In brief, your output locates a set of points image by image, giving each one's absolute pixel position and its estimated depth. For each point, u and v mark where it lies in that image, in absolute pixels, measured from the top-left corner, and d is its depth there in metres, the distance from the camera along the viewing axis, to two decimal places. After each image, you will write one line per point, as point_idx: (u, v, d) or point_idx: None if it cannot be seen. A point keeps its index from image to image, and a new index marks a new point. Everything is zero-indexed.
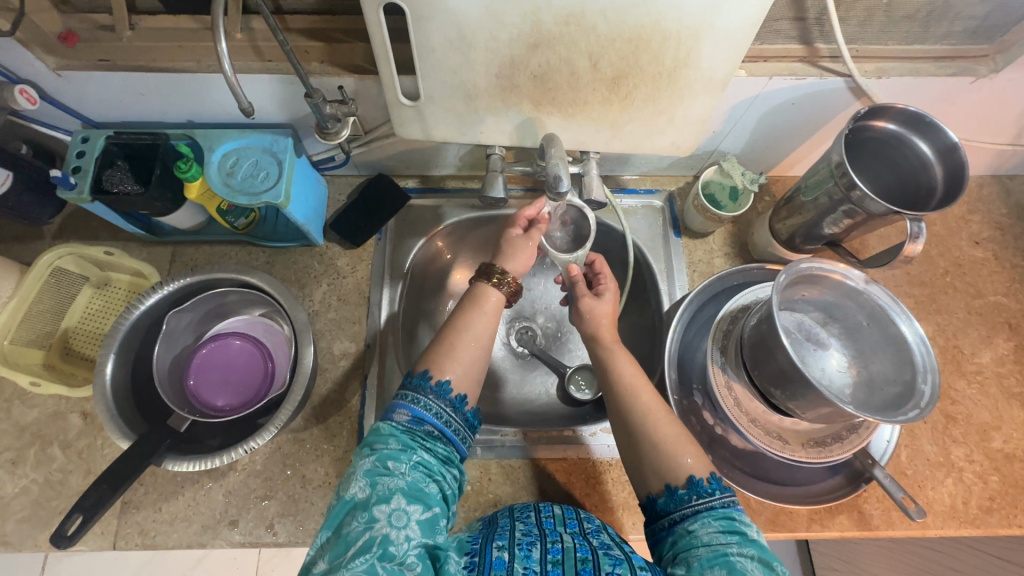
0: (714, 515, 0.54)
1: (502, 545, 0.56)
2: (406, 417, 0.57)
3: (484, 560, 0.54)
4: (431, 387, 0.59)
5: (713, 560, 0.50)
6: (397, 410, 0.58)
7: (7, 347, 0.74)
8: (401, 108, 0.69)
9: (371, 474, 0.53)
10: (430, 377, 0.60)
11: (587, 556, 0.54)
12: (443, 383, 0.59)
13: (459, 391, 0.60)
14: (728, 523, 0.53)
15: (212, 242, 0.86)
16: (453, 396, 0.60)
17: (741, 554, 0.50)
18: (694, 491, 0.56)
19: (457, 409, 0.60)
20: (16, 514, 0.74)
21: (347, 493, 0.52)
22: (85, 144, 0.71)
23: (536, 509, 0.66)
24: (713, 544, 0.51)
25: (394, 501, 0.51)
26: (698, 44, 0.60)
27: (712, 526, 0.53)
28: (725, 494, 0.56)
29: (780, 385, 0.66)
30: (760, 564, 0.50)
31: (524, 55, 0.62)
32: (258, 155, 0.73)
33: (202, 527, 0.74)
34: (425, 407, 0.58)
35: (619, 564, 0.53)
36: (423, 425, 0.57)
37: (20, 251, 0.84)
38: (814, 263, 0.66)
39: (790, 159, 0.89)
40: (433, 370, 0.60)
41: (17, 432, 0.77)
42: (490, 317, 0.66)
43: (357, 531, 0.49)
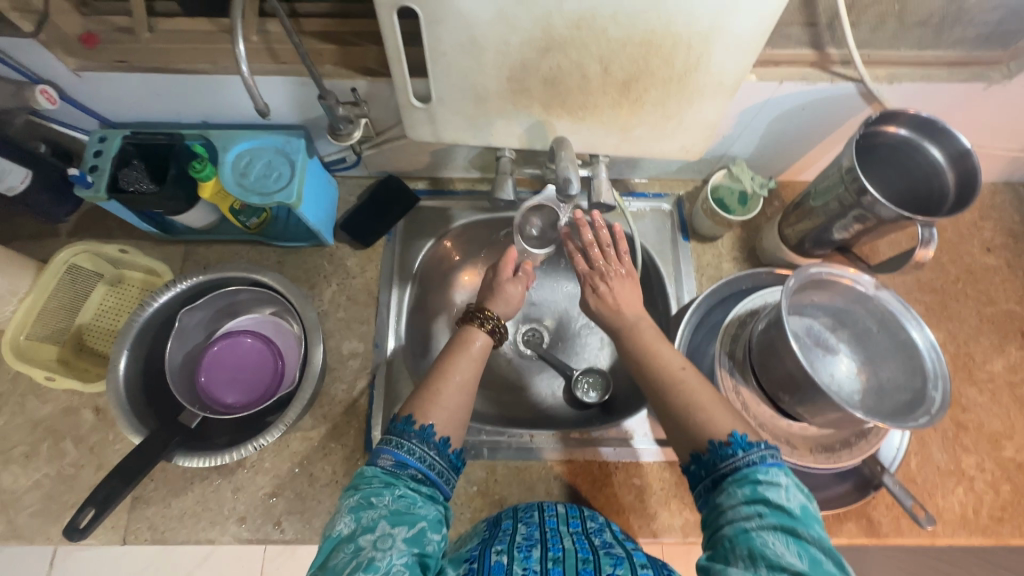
0: (738, 483, 0.52)
1: (502, 549, 0.56)
2: (389, 461, 0.57)
3: (484, 565, 0.54)
4: (415, 432, 0.59)
5: (735, 538, 0.49)
6: (381, 455, 0.57)
7: (22, 342, 0.76)
8: (413, 111, 0.70)
9: (355, 509, 0.53)
10: (413, 422, 0.59)
11: (589, 557, 0.54)
12: (426, 428, 0.59)
13: (442, 433, 0.60)
14: (753, 490, 0.51)
15: (225, 241, 0.87)
16: (436, 440, 0.59)
17: (761, 528, 0.48)
18: (716, 456, 0.54)
19: (440, 452, 0.59)
20: (28, 507, 0.75)
21: (333, 530, 0.53)
22: (103, 144, 0.72)
23: (539, 508, 0.66)
24: (735, 520, 0.50)
25: (379, 528, 0.51)
26: (709, 48, 0.60)
27: (736, 498, 0.51)
28: (751, 453, 0.53)
29: (789, 390, 0.65)
30: (783, 534, 0.48)
31: (536, 59, 0.62)
32: (271, 156, 0.74)
33: (210, 523, 0.75)
34: (408, 452, 0.58)
35: (621, 564, 0.53)
36: (406, 468, 0.57)
37: (35, 248, 0.85)
38: (824, 267, 0.66)
39: (799, 164, 0.88)
40: (416, 415, 0.60)
41: (31, 426, 0.79)
42: (479, 362, 0.67)
43: (344, 561, 0.49)
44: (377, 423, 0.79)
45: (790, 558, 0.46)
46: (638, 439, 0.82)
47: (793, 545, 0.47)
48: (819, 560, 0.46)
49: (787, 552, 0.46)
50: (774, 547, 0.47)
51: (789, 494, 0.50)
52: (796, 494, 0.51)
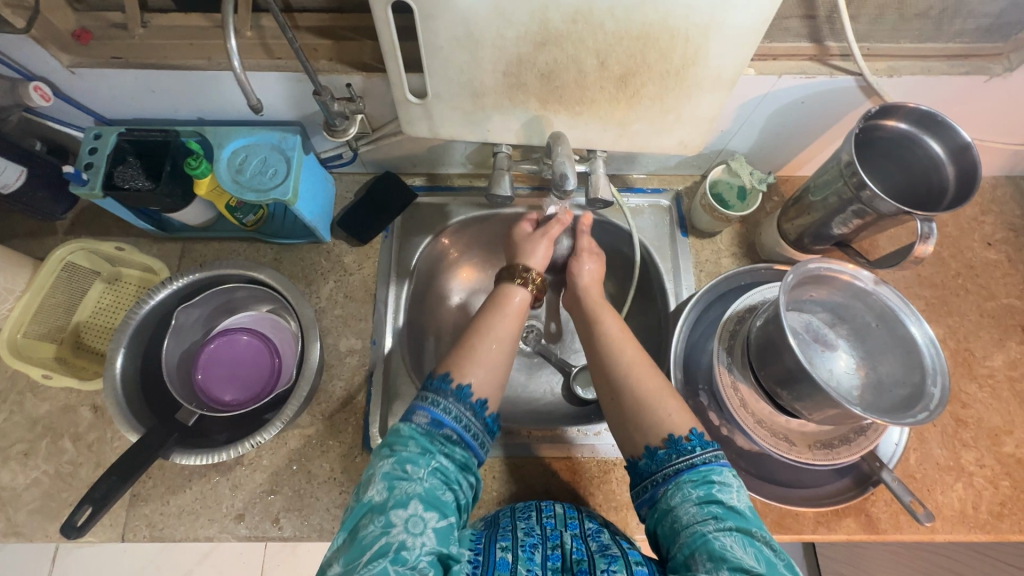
0: (694, 483, 0.54)
1: (506, 546, 0.57)
2: (425, 419, 0.58)
3: (490, 560, 0.55)
4: (451, 391, 0.59)
5: (693, 544, 0.50)
6: (418, 413, 0.58)
7: (19, 340, 0.76)
8: (409, 106, 0.69)
9: (389, 477, 0.54)
10: (450, 380, 0.60)
11: (584, 558, 0.56)
12: (463, 388, 0.60)
13: (479, 395, 0.61)
14: (706, 490, 0.53)
15: (221, 238, 0.87)
16: (472, 401, 0.60)
17: (719, 530, 0.50)
18: (674, 450, 0.56)
19: (476, 413, 0.60)
20: (27, 505, 0.75)
21: (364, 496, 0.54)
22: (98, 141, 0.72)
23: (537, 508, 0.65)
24: (691, 525, 0.51)
25: (411, 507, 0.52)
26: (707, 42, 0.59)
27: (690, 501, 0.53)
28: (706, 451, 0.56)
29: (786, 386, 0.65)
30: (739, 535, 0.49)
31: (531, 53, 0.62)
32: (267, 153, 0.74)
33: (208, 520, 0.75)
34: (444, 410, 0.58)
35: (615, 561, 0.55)
36: (442, 428, 0.58)
37: (32, 246, 0.85)
38: (822, 262, 0.65)
39: (799, 159, 0.88)
40: (453, 373, 0.60)
41: (29, 424, 0.79)
42: (515, 318, 0.68)
43: (374, 534, 0.50)
44: (375, 420, 0.79)
45: (748, 558, 0.47)
46: None
47: (748, 546, 0.49)
48: (772, 560, 0.48)
49: (744, 553, 0.48)
50: (733, 549, 0.48)
51: (739, 495, 0.53)
52: (745, 495, 0.53)
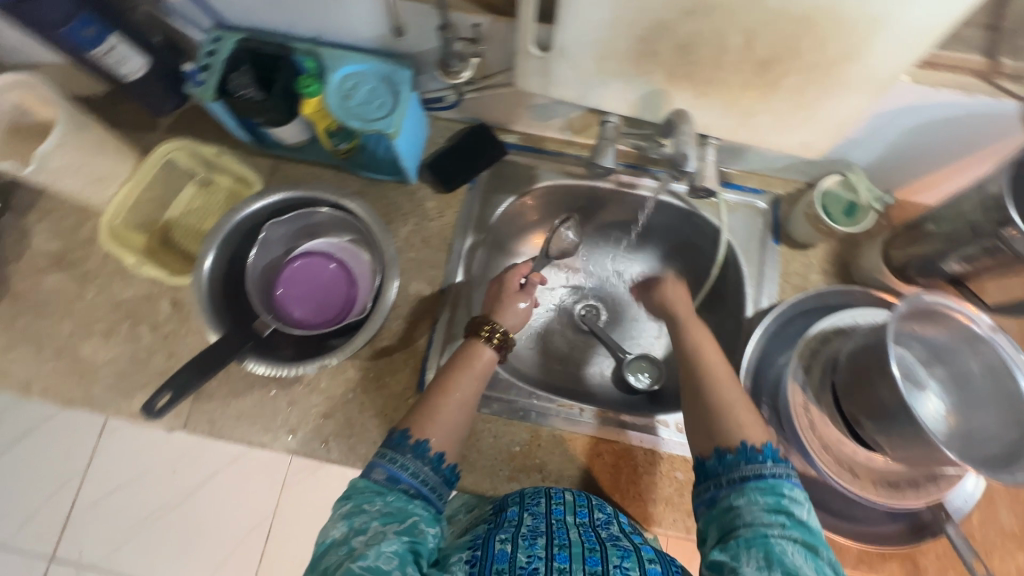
0: (762, 490, 0.52)
1: (505, 539, 0.55)
2: (383, 475, 0.57)
3: (487, 554, 0.53)
4: (409, 446, 0.59)
5: (752, 541, 0.49)
6: (374, 469, 0.58)
7: (116, 227, 0.80)
8: (529, 58, 0.67)
9: (348, 516, 0.54)
10: (409, 436, 0.60)
11: (596, 547, 0.54)
12: (421, 442, 0.59)
13: (437, 450, 0.60)
14: (776, 500, 0.51)
15: (311, 161, 0.88)
16: (431, 456, 0.59)
17: (782, 537, 0.49)
18: (743, 457, 0.54)
19: (434, 468, 0.59)
20: (104, 379, 0.80)
21: (325, 538, 0.53)
22: (217, 44, 0.74)
23: (547, 494, 0.65)
24: (755, 524, 0.50)
25: (371, 529, 0.52)
26: (873, 37, 0.54)
27: (757, 505, 0.51)
28: (776, 465, 0.54)
29: (873, 417, 0.61)
30: (802, 547, 0.48)
31: (675, 21, 0.58)
32: (376, 83, 0.74)
33: (263, 428, 0.78)
34: (402, 467, 0.58)
35: (628, 557, 0.53)
36: (399, 483, 0.57)
37: (135, 137, 0.87)
38: (938, 297, 0.61)
39: (919, 184, 0.81)
40: (412, 429, 0.60)
41: (113, 305, 0.83)
42: (479, 379, 0.67)
43: (334, 561, 0.50)
44: (432, 367, 0.80)
45: (808, 570, 0.46)
46: None
47: (809, 559, 0.48)
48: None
49: (805, 565, 0.47)
50: (793, 557, 0.47)
51: (809, 512, 0.51)
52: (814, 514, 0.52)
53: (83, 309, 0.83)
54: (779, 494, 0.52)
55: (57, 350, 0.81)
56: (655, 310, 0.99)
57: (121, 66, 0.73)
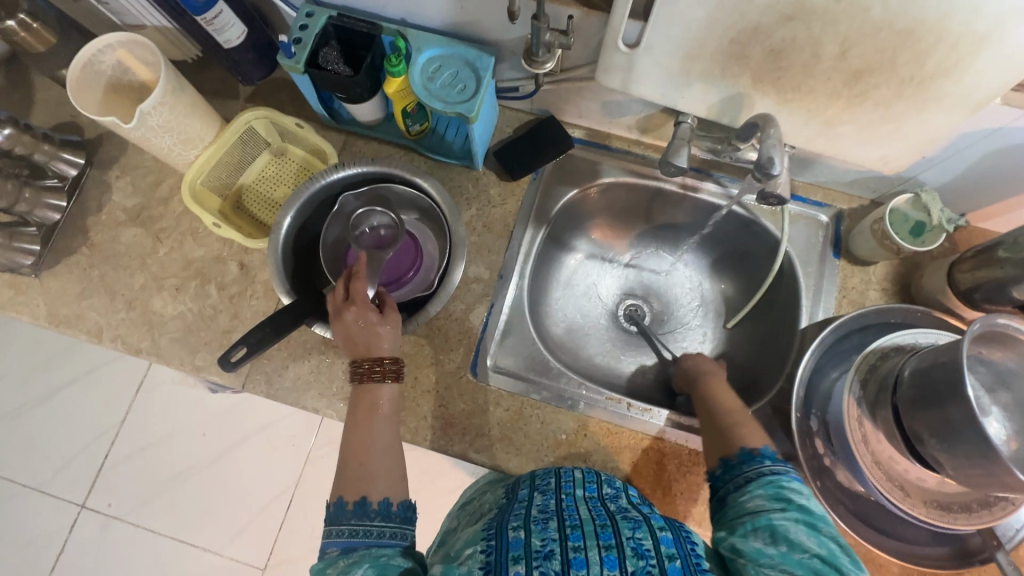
0: (761, 483, 0.56)
1: (518, 526, 0.54)
2: (337, 552, 0.55)
3: (501, 543, 0.52)
4: (349, 510, 0.56)
5: (757, 523, 0.52)
6: (328, 548, 0.55)
7: (197, 186, 0.83)
8: (616, 53, 0.68)
9: None
10: (344, 503, 0.57)
11: (607, 522, 0.54)
12: (360, 501, 0.57)
13: (381, 497, 0.57)
14: (775, 490, 0.55)
15: (382, 140, 0.90)
16: (375, 507, 0.56)
17: (784, 518, 0.52)
18: (745, 461, 0.60)
19: (387, 515, 0.56)
20: (170, 333, 0.83)
21: None
22: (309, 19, 0.76)
23: (557, 474, 0.64)
24: (758, 510, 0.54)
25: None
26: (974, 55, 0.54)
27: (757, 495, 0.55)
28: (775, 464, 0.58)
29: (938, 434, 0.61)
30: (804, 525, 0.51)
31: (772, 26, 0.59)
32: (459, 67, 0.76)
33: (318, 394, 0.81)
34: (352, 534, 0.55)
35: (638, 528, 0.53)
36: (354, 549, 0.54)
37: (217, 105, 0.91)
38: (1011, 321, 0.61)
39: (992, 209, 0.80)
40: (348, 495, 0.57)
41: (185, 263, 0.86)
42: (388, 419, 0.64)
43: None
44: (488, 348, 0.83)
45: (810, 543, 0.50)
46: None
47: (812, 534, 0.50)
48: (837, 551, 0.49)
49: (809, 539, 0.50)
50: (796, 534, 0.50)
51: (811, 497, 0.54)
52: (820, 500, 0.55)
53: (156, 264, 0.86)
54: (780, 487, 0.56)
55: (128, 302, 0.85)
56: (701, 315, 1.00)
57: (221, 33, 0.75)
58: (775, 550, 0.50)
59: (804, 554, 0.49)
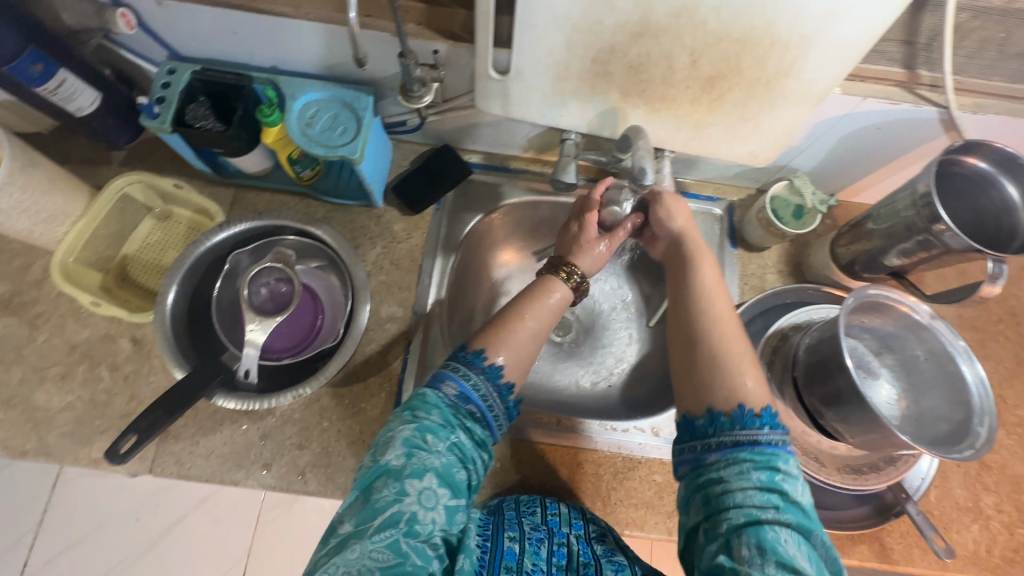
0: (755, 464, 0.52)
1: (514, 536, 0.60)
2: (453, 392, 0.59)
3: (496, 548, 0.57)
4: (481, 368, 0.61)
5: (744, 525, 0.49)
6: (445, 383, 0.60)
7: (70, 265, 0.76)
8: (488, 81, 0.69)
9: (408, 444, 0.55)
10: (482, 357, 0.62)
11: (590, 561, 0.59)
12: (493, 367, 0.61)
13: (507, 379, 0.62)
14: (769, 476, 0.51)
15: (274, 189, 0.87)
16: (500, 383, 0.61)
17: (776, 522, 0.48)
18: (737, 421, 0.54)
19: (501, 395, 0.61)
20: (60, 427, 0.76)
21: (382, 459, 0.54)
22: (172, 76, 0.72)
23: (542, 504, 0.68)
24: (745, 506, 0.50)
25: (426, 478, 0.53)
26: (805, 54, 0.59)
27: (748, 483, 0.51)
28: (774, 433, 0.53)
29: (832, 406, 0.65)
30: (796, 532, 0.48)
31: (626, 43, 0.61)
32: (338, 109, 0.74)
33: (235, 465, 0.76)
34: (472, 386, 0.60)
35: (621, 571, 0.58)
36: (467, 404, 0.59)
37: (87, 173, 0.85)
38: (882, 290, 0.66)
39: (858, 185, 0.87)
40: (486, 352, 0.62)
41: (68, 348, 0.79)
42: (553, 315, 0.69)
43: (388, 500, 0.51)
44: (410, 388, 0.80)
45: (800, 557, 0.47)
46: (664, 437, 0.82)
47: (802, 544, 0.48)
48: (822, 564, 0.48)
49: (797, 551, 0.47)
50: (787, 544, 0.47)
51: (802, 491, 0.51)
52: (807, 492, 0.52)
53: (35, 354, 0.79)
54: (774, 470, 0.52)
55: (5, 401, 0.77)
56: (624, 318, 1.02)
57: (71, 101, 0.71)
58: (762, 562, 0.46)
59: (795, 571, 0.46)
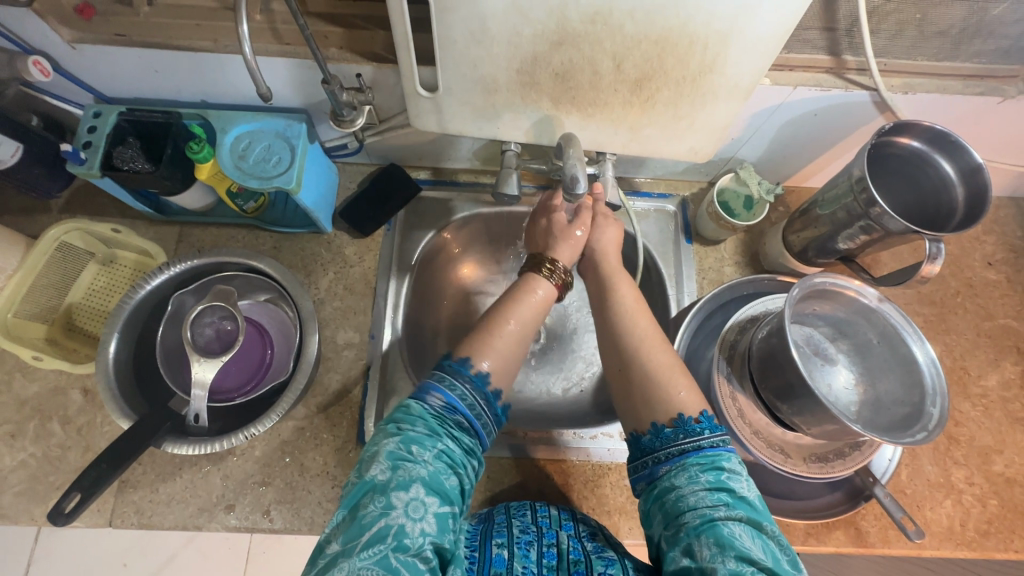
0: (701, 467, 0.51)
1: (502, 543, 0.56)
2: (439, 402, 0.55)
3: (484, 556, 0.53)
4: (469, 376, 0.57)
5: (700, 527, 0.48)
6: (431, 393, 0.56)
7: (9, 320, 0.75)
8: (419, 100, 0.68)
9: (393, 457, 0.51)
10: (469, 366, 0.58)
11: (581, 558, 0.55)
12: (481, 375, 0.57)
13: (494, 386, 0.59)
14: (716, 477, 0.51)
15: (220, 224, 0.86)
16: (488, 390, 0.58)
17: (729, 518, 0.48)
18: (682, 430, 0.54)
19: (489, 403, 0.58)
20: (13, 487, 0.74)
21: (368, 474, 0.51)
22: (97, 119, 0.70)
23: (532, 508, 0.64)
24: (699, 507, 0.49)
25: (413, 490, 0.49)
26: (726, 49, 0.58)
27: (699, 484, 0.50)
28: (714, 435, 0.53)
29: (786, 399, 0.65)
30: (748, 526, 0.48)
31: (547, 52, 0.60)
32: (271, 140, 0.73)
33: (198, 509, 0.74)
34: (460, 395, 0.56)
35: (612, 565, 0.54)
36: (455, 413, 0.55)
37: (25, 223, 0.83)
38: (828, 277, 0.66)
39: (806, 171, 0.87)
40: (472, 359, 0.58)
41: (16, 405, 0.77)
42: (536, 312, 0.64)
43: (373, 515, 0.47)
44: (371, 415, 0.79)
45: (756, 550, 0.46)
46: None
47: (756, 538, 0.47)
48: (777, 554, 0.47)
49: (753, 544, 0.46)
50: (742, 538, 0.47)
51: (749, 486, 0.51)
52: (754, 485, 0.52)
53: None
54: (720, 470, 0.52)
55: None
56: (591, 322, 1.01)
57: None
58: (723, 562, 0.45)
59: (754, 566, 0.45)
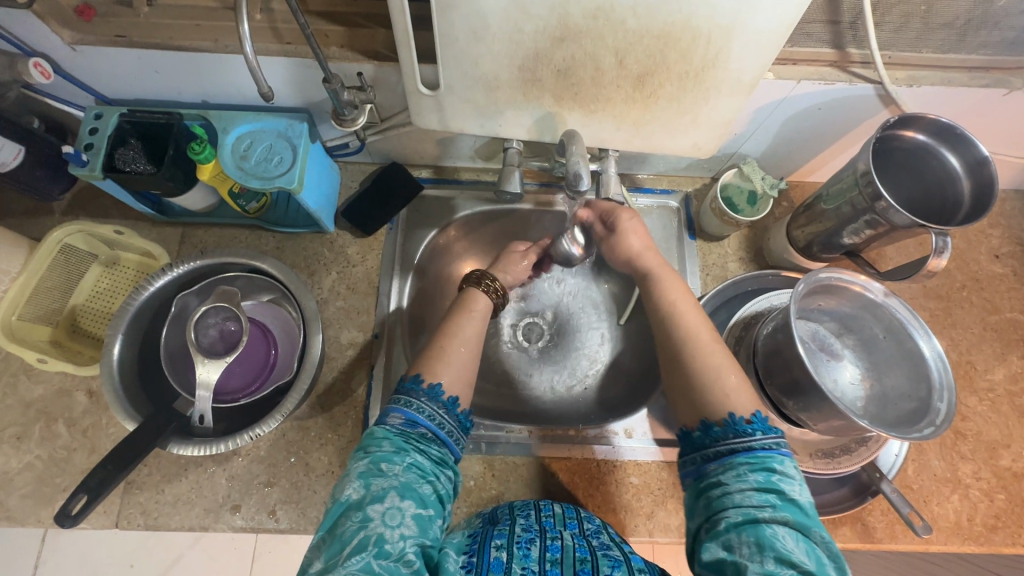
0: (751, 466, 0.51)
1: (501, 544, 0.55)
2: (399, 420, 0.56)
3: (483, 560, 0.52)
4: (423, 390, 0.58)
5: (742, 525, 0.47)
6: (390, 414, 0.57)
7: (14, 323, 0.75)
8: (420, 98, 0.68)
9: (365, 474, 0.52)
10: (421, 381, 0.59)
11: (586, 557, 0.53)
12: (434, 386, 0.59)
13: (451, 394, 0.60)
14: (766, 478, 0.50)
15: (222, 225, 0.85)
16: (445, 399, 0.59)
17: (773, 520, 0.47)
18: (730, 429, 0.53)
19: (449, 411, 0.59)
20: (20, 489, 0.74)
21: (341, 494, 0.51)
22: (98, 121, 0.70)
23: (536, 507, 0.64)
24: (744, 507, 0.48)
25: (388, 499, 0.49)
26: (729, 44, 0.58)
27: (747, 484, 0.50)
28: (767, 437, 0.52)
29: (793, 396, 0.65)
30: (793, 529, 0.46)
31: (549, 49, 0.60)
32: (273, 140, 0.72)
33: (204, 510, 0.75)
34: (418, 410, 0.57)
35: (618, 566, 0.52)
36: (417, 427, 0.56)
37: (29, 226, 0.83)
38: (833, 272, 0.65)
39: (810, 165, 0.87)
40: (425, 374, 0.60)
41: (22, 407, 0.77)
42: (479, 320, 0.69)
43: (352, 529, 0.47)
44: (375, 414, 0.79)
45: (800, 553, 0.45)
46: (637, 438, 0.81)
47: (801, 541, 0.46)
48: (824, 560, 0.45)
49: (797, 547, 0.45)
50: (785, 540, 0.45)
51: (800, 490, 0.50)
52: (805, 490, 0.50)
53: None
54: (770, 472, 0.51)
55: None
56: (594, 319, 1.00)
57: None
58: (761, 563, 0.44)
59: (794, 568, 0.43)
